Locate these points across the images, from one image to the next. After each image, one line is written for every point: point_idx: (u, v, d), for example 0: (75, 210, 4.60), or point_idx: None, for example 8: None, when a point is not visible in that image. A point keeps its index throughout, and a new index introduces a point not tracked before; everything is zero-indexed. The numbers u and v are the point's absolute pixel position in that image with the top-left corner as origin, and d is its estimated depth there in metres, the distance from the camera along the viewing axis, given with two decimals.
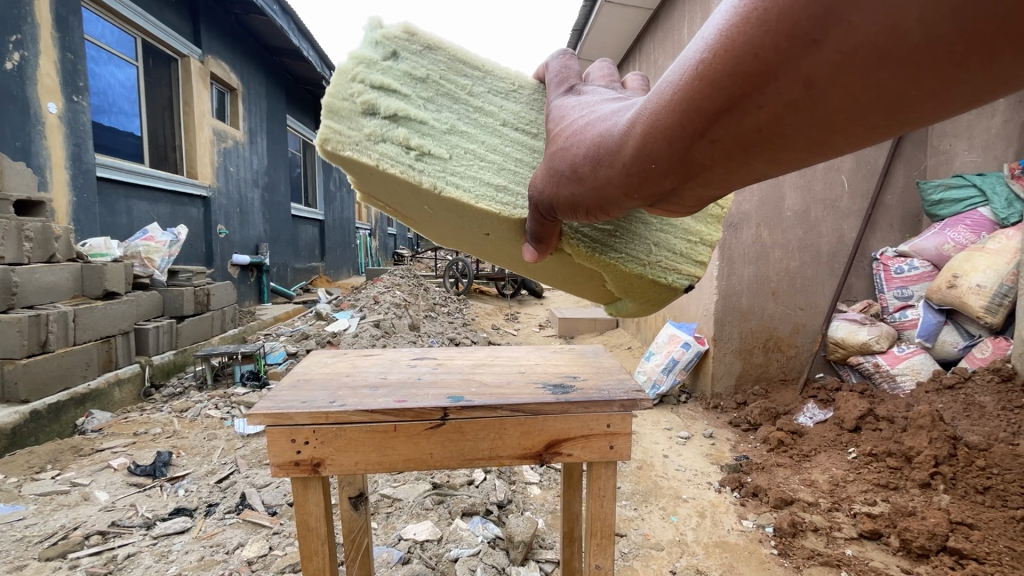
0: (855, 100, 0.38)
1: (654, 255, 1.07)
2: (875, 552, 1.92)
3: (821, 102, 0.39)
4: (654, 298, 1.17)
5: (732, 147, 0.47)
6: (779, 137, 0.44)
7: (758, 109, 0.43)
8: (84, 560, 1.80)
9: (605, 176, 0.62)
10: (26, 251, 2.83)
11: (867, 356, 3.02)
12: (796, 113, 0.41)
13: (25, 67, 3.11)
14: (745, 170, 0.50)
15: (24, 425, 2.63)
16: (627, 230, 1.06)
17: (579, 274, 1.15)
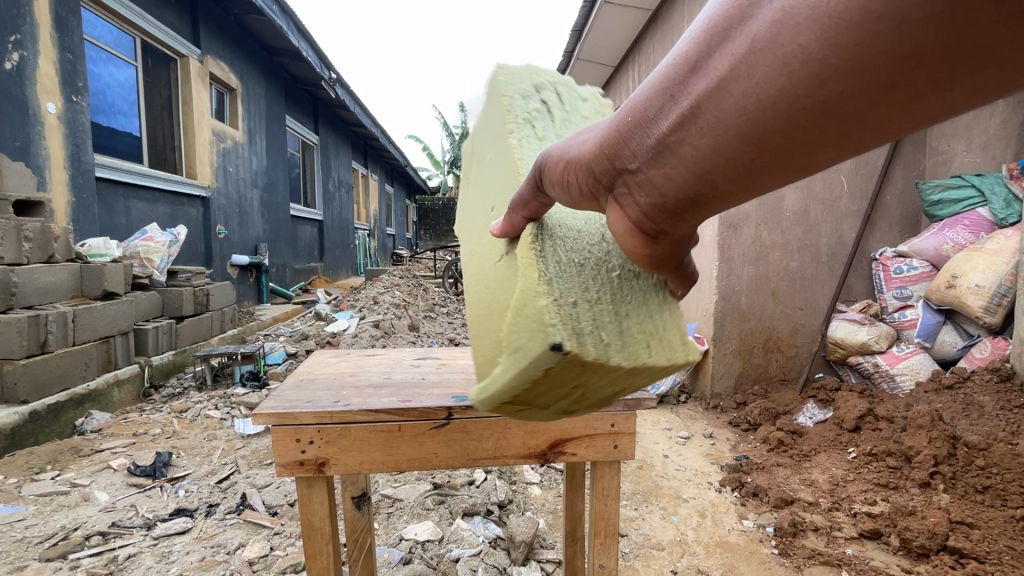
0: (795, 68, 0.34)
1: (561, 303, 0.72)
2: (875, 552, 1.93)
3: (762, 62, 0.35)
4: (507, 366, 0.73)
5: (687, 116, 0.41)
6: (724, 108, 0.38)
7: (711, 72, 0.39)
8: (85, 560, 1.80)
9: (564, 163, 0.56)
10: (25, 251, 2.83)
11: (866, 356, 3.03)
12: (743, 79, 0.37)
13: (24, 66, 3.10)
14: (688, 161, 0.43)
15: (23, 426, 2.62)
16: (575, 275, 0.79)
17: (495, 291, 0.83)
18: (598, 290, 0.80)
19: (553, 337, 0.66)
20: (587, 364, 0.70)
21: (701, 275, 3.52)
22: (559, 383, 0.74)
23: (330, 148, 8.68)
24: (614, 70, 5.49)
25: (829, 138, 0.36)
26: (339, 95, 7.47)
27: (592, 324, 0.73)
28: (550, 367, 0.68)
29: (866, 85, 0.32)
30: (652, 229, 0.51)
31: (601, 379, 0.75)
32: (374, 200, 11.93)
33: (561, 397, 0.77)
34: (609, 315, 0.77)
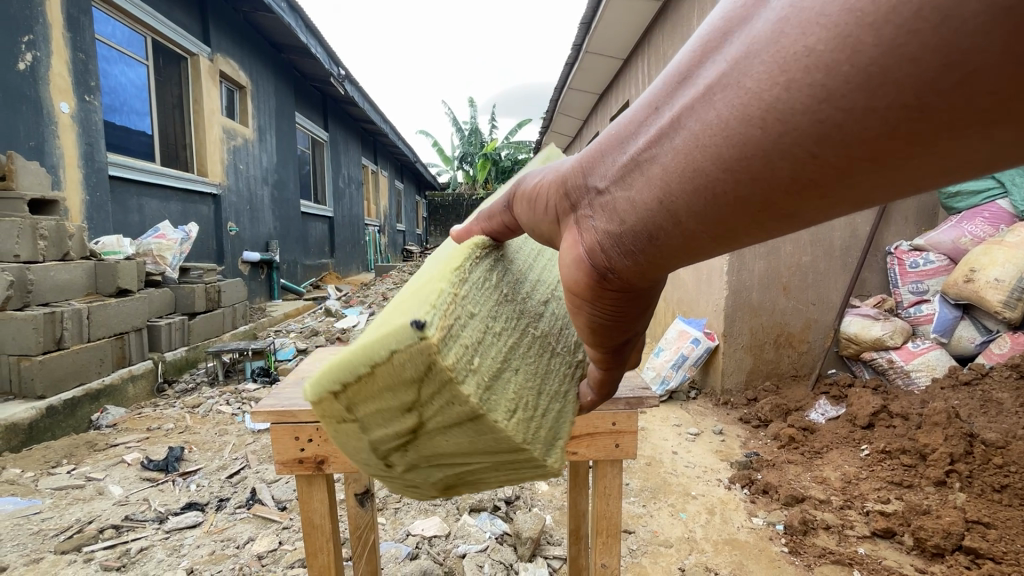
0: (794, 76, 0.31)
1: (464, 305, 0.61)
2: (889, 551, 1.90)
3: (758, 68, 0.33)
4: (364, 347, 0.61)
5: (665, 130, 0.40)
6: (703, 120, 0.36)
7: (703, 81, 0.37)
8: (99, 553, 1.83)
9: (539, 183, 0.57)
10: (42, 249, 2.87)
11: (880, 352, 2.97)
12: (733, 86, 0.34)
13: (37, 66, 3.14)
14: (656, 181, 0.40)
15: (41, 421, 2.68)
16: (502, 297, 0.71)
17: (420, 285, 0.73)
18: (505, 325, 0.68)
19: (416, 312, 0.57)
20: (445, 377, 0.58)
21: (711, 270, 3.47)
22: (395, 389, 0.61)
23: (339, 144, 8.70)
24: (623, 63, 5.43)
25: (804, 176, 0.33)
26: (349, 91, 7.48)
27: (474, 341, 0.61)
28: (397, 350, 0.58)
29: (863, 113, 0.28)
30: (603, 263, 0.48)
31: (441, 404, 0.61)
32: (384, 196, 11.96)
33: (399, 424, 0.64)
34: (497, 350, 0.64)
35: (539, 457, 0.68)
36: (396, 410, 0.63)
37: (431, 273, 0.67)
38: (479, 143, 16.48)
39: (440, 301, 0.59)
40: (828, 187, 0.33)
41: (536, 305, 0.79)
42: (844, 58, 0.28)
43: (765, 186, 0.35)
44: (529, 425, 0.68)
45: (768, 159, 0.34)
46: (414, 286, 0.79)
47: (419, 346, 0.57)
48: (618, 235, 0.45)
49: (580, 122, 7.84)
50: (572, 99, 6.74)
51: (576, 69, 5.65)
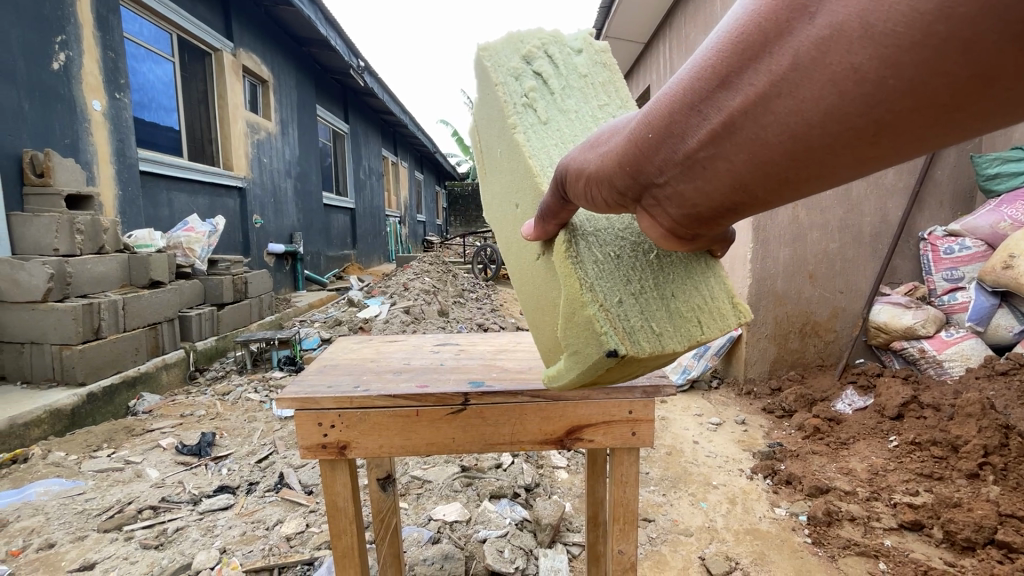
0: (845, 87, 0.34)
1: (613, 302, 0.79)
2: (916, 543, 1.86)
3: (802, 83, 0.36)
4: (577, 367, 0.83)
5: (719, 132, 0.42)
6: (758, 122, 0.40)
7: (750, 87, 0.39)
8: (138, 532, 1.93)
9: (584, 174, 0.59)
10: (79, 243, 2.98)
11: (911, 341, 2.88)
12: (784, 95, 0.37)
13: (71, 66, 3.25)
14: (724, 175, 0.44)
15: (82, 407, 2.81)
16: (623, 258, 0.84)
17: (552, 286, 0.86)
18: (640, 275, 0.84)
19: (607, 345, 0.76)
20: (642, 352, 0.79)
21: (734, 258, 3.40)
22: (622, 369, 0.84)
23: (360, 137, 8.77)
24: (644, 47, 5.32)
25: (866, 153, 0.37)
26: (368, 83, 7.51)
27: (641, 315, 0.80)
28: (611, 365, 0.79)
29: (912, 112, 0.33)
30: (687, 231, 0.54)
31: (659, 358, 0.84)
32: (404, 187, 12.04)
33: (624, 372, 0.87)
34: (656, 300, 0.83)
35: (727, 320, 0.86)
36: (628, 370, 0.86)
37: (563, 295, 0.81)
38: None
39: (607, 323, 0.76)
40: (882, 161, 0.38)
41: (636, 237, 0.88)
42: (890, 76, 0.31)
43: (827, 166, 0.40)
44: (705, 310, 0.86)
45: (831, 149, 0.38)
46: (532, 280, 0.92)
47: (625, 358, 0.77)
48: (695, 213, 0.50)
49: None
50: None
51: None
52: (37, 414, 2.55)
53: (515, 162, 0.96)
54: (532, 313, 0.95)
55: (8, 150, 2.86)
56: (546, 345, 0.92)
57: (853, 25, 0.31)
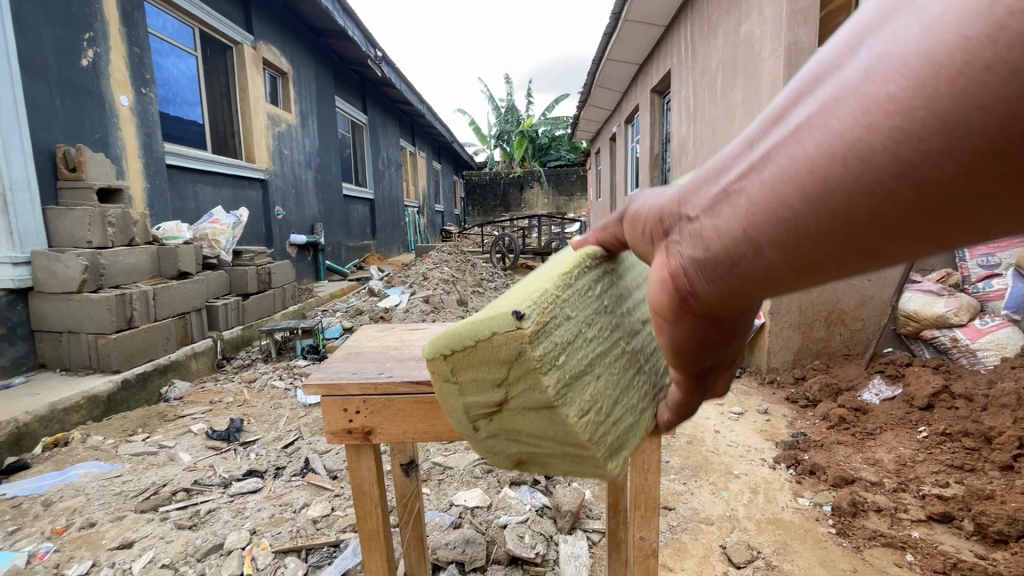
0: (881, 119, 0.30)
1: (563, 308, 0.67)
2: (945, 535, 1.82)
3: (843, 112, 0.32)
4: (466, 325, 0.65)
5: (752, 164, 0.38)
6: (794, 154, 0.35)
7: (793, 122, 0.36)
8: (173, 513, 2.01)
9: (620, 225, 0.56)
10: (110, 235, 3.08)
11: (943, 330, 2.79)
12: (823, 126, 0.33)
13: (98, 62, 3.33)
14: (741, 216, 0.38)
15: (118, 393, 2.92)
16: (602, 310, 0.73)
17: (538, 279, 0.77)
18: (601, 331, 0.72)
19: (521, 303, 0.63)
20: (533, 362, 0.63)
21: None
22: (490, 367, 0.65)
23: (378, 128, 8.81)
24: (664, 30, 5.20)
25: (906, 216, 0.31)
26: (386, 73, 7.52)
27: (567, 345, 0.66)
28: (497, 332, 0.63)
29: (949, 153, 0.28)
30: (681, 296, 0.45)
31: (526, 395, 0.65)
32: (422, 178, 12.09)
33: (486, 397, 0.67)
34: (586, 356, 0.68)
35: (600, 458, 0.68)
36: (489, 384, 0.66)
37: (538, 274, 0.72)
38: (516, 120, 16.30)
39: (542, 301, 0.65)
40: (922, 236, 0.31)
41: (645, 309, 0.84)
42: (924, 103, 0.28)
43: (867, 223, 0.33)
44: (599, 424, 0.69)
45: (861, 197, 0.32)
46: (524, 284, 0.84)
47: (517, 332, 0.62)
48: (696, 271, 0.43)
49: (619, 95, 7.60)
50: (610, 72, 6.53)
51: (614, 39, 5.45)
52: (76, 400, 2.66)
53: None
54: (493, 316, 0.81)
55: (41, 145, 2.96)
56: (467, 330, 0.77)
57: (909, 50, 0.29)
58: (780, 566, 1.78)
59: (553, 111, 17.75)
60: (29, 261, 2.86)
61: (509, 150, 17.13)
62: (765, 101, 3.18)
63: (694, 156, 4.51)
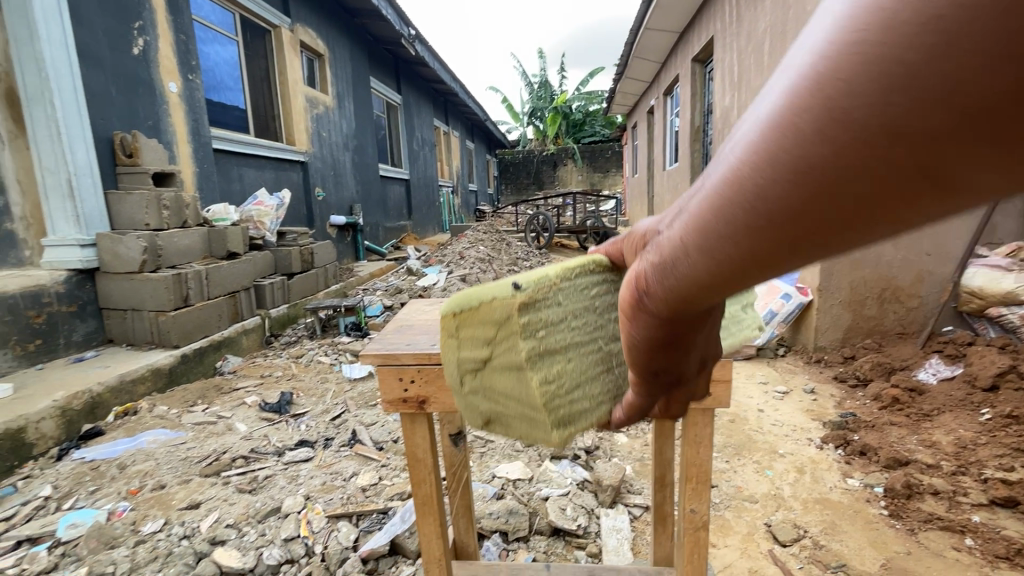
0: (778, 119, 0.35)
1: (561, 293, 0.71)
2: (1009, 521, 1.74)
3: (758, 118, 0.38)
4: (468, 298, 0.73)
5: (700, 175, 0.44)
6: (723, 161, 0.40)
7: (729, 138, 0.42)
8: (234, 478, 2.14)
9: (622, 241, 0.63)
10: (166, 218, 3.23)
11: (1011, 307, 2.62)
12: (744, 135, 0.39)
13: (149, 50, 3.45)
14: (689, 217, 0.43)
15: (178, 366, 3.11)
16: (601, 308, 0.75)
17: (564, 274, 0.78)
18: (593, 324, 0.75)
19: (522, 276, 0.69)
20: (515, 329, 0.69)
21: None
22: (482, 325, 0.73)
23: (412, 107, 8.83)
24: None
25: (812, 204, 0.35)
26: (419, 52, 7.49)
27: (550, 325, 0.71)
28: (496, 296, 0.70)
29: (835, 139, 0.32)
30: (645, 294, 0.50)
31: (504, 355, 0.72)
32: (455, 157, 12.09)
33: (475, 352, 0.74)
34: (564, 338, 0.72)
35: (547, 426, 0.72)
36: (479, 341, 0.74)
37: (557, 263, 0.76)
38: (549, 96, 15.99)
39: (545, 278, 0.70)
40: (835, 218, 0.35)
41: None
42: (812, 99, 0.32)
43: (786, 216, 0.36)
44: (557, 400, 0.72)
45: (773, 188, 0.36)
46: None
47: (514, 299, 0.69)
48: (657, 269, 0.48)
49: (657, 66, 7.32)
50: (649, 41, 6.29)
51: (654, 7, 5.23)
52: (141, 372, 2.85)
53: None
54: None
55: (101, 132, 3.11)
56: None
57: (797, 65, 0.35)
58: (829, 546, 1.74)
59: (587, 86, 17.31)
60: (93, 243, 3.03)
61: (543, 127, 16.87)
62: None
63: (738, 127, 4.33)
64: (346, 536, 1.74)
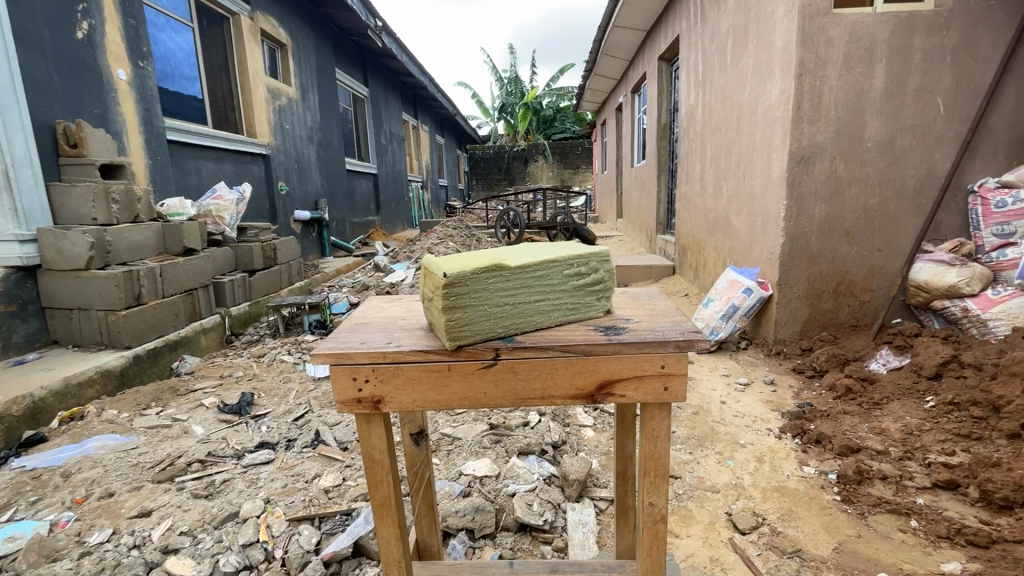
0: None
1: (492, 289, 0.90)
2: (950, 502, 1.83)
3: None
4: (445, 263, 0.90)
5: None
6: None
7: None
8: (189, 483, 2.06)
9: None
10: (115, 212, 3.06)
11: (954, 300, 2.74)
12: None
13: (94, 34, 3.25)
14: None
15: (130, 368, 2.96)
16: (538, 295, 0.95)
17: (503, 252, 1.08)
18: (520, 307, 0.94)
19: (459, 270, 0.87)
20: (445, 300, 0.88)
21: (766, 215, 3.27)
22: (432, 285, 0.91)
23: (380, 101, 8.66)
24: None
25: None
26: (386, 43, 7.32)
27: (481, 304, 0.90)
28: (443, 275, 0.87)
29: None
30: None
31: (437, 311, 0.92)
32: (425, 151, 11.88)
33: (428, 297, 0.95)
34: (493, 312, 0.92)
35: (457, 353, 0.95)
36: (429, 291, 0.94)
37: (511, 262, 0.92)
38: (519, 92, 15.92)
39: (474, 275, 0.88)
40: None
41: (586, 301, 1.01)
42: None
43: None
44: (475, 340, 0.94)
45: None
46: (524, 253, 1.03)
47: (450, 281, 0.86)
48: None
49: (625, 63, 7.35)
50: (617, 39, 6.30)
51: (621, 6, 5.23)
52: (89, 375, 2.70)
53: (556, 252, 0.98)
54: (486, 254, 1.01)
55: (41, 121, 2.92)
56: (463, 258, 0.99)
57: None
58: (786, 533, 1.80)
59: (557, 83, 17.36)
60: (35, 239, 2.86)
61: (513, 123, 16.81)
62: (776, 66, 3.08)
63: (703, 126, 4.40)
64: (308, 540, 1.69)
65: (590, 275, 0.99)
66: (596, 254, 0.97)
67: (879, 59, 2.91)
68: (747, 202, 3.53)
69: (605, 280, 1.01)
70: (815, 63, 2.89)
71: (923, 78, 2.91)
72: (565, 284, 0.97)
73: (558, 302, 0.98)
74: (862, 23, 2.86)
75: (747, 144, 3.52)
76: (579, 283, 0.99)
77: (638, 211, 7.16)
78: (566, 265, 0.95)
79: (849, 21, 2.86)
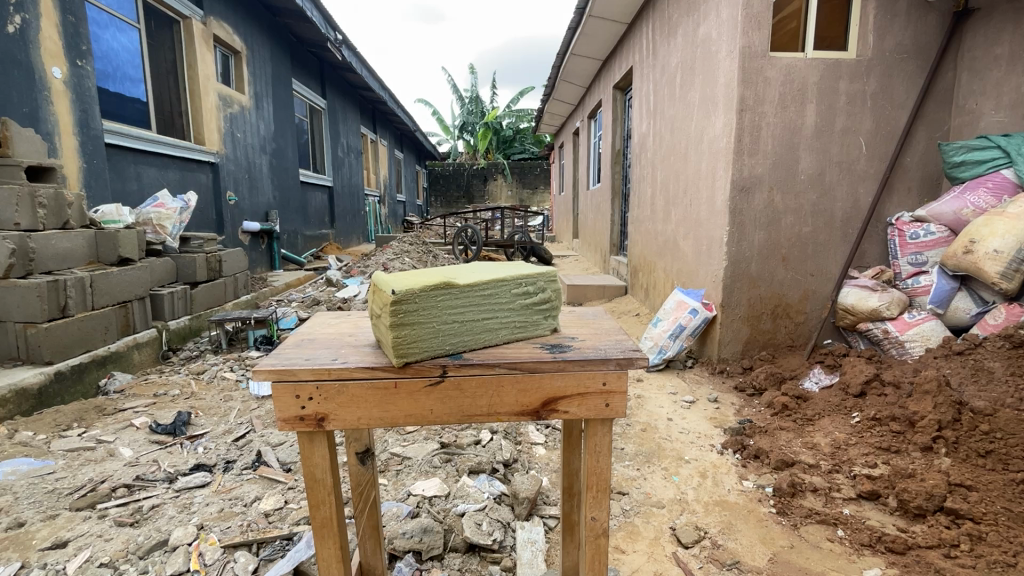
0: None
1: (441, 307, 0.92)
2: (872, 512, 1.96)
3: None
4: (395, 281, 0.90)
5: None
6: None
7: None
8: (112, 510, 1.91)
9: None
10: (41, 217, 2.86)
11: (876, 322, 2.96)
12: None
13: (27, 30, 3.07)
14: None
15: (50, 386, 2.74)
16: (487, 313, 0.98)
17: (455, 268, 1.09)
18: (468, 326, 0.96)
19: (406, 288, 0.88)
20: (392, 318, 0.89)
21: (710, 240, 3.44)
22: (381, 302, 0.91)
23: (338, 113, 8.55)
24: (627, 28, 5.23)
25: None
26: (346, 56, 7.25)
27: (430, 322, 0.92)
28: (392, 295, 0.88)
29: None
30: None
31: (384, 329, 0.93)
32: (383, 166, 11.76)
33: (377, 313, 0.96)
34: (441, 330, 0.94)
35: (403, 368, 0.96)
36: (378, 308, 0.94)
37: (460, 281, 0.93)
38: (479, 112, 16.11)
39: (422, 292, 0.90)
40: None
41: (533, 320, 1.04)
42: None
43: None
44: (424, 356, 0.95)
45: None
46: (473, 271, 1.04)
47: (399, 299, 0.87)
48: None
49: (582, 90, 7.61)
50: (575, 66, 6.51)
51: (579, 35, 5.42)
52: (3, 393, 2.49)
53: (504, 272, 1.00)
54: (435, 272, 1.03)
55: None
56: (413, 275, 1.01)
57: None
58: (725, 545, 1.87)
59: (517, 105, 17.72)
60: None
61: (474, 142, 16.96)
62: (720, 101, 3.28)
63: (653, 152, 4.62)
64: (244, 567, 1.60)
65: (538, 294, 1.01)
66: (544, 274, 1.00)
67: (810, 99, 3.16)
68: (694, 227, 3.71)
69: (551, 299, 1.04)
70: (754, 100, 3.11)
71: (848, 119, 3.19)
72: (512, 303, 1.00)
73: (506, 320, 1.01)
74: (795, 66, 3.11)
75: (694, 172, 3.71)
76: (527, 302, 1.01)
77: (593, 232, 7.34)
78: (514, 284, 0.98)
79: (783, 64, 3.10)
